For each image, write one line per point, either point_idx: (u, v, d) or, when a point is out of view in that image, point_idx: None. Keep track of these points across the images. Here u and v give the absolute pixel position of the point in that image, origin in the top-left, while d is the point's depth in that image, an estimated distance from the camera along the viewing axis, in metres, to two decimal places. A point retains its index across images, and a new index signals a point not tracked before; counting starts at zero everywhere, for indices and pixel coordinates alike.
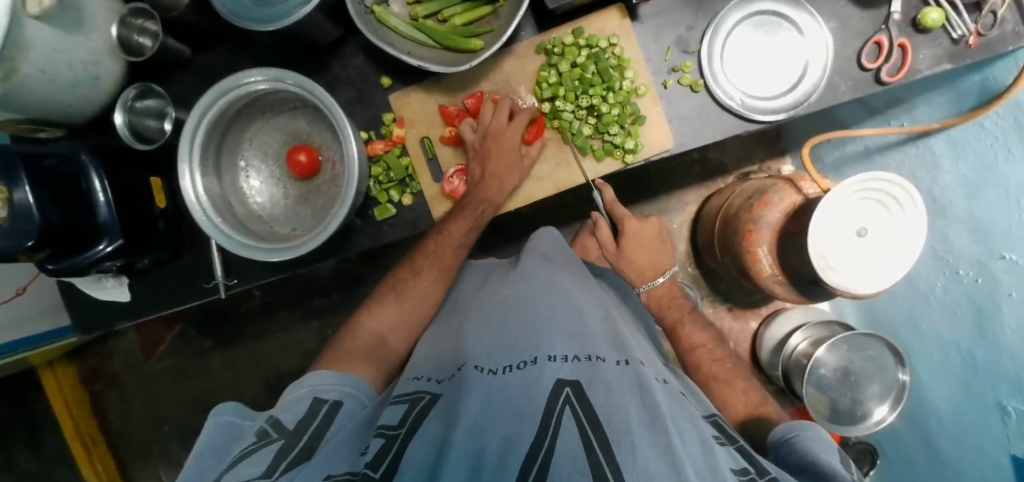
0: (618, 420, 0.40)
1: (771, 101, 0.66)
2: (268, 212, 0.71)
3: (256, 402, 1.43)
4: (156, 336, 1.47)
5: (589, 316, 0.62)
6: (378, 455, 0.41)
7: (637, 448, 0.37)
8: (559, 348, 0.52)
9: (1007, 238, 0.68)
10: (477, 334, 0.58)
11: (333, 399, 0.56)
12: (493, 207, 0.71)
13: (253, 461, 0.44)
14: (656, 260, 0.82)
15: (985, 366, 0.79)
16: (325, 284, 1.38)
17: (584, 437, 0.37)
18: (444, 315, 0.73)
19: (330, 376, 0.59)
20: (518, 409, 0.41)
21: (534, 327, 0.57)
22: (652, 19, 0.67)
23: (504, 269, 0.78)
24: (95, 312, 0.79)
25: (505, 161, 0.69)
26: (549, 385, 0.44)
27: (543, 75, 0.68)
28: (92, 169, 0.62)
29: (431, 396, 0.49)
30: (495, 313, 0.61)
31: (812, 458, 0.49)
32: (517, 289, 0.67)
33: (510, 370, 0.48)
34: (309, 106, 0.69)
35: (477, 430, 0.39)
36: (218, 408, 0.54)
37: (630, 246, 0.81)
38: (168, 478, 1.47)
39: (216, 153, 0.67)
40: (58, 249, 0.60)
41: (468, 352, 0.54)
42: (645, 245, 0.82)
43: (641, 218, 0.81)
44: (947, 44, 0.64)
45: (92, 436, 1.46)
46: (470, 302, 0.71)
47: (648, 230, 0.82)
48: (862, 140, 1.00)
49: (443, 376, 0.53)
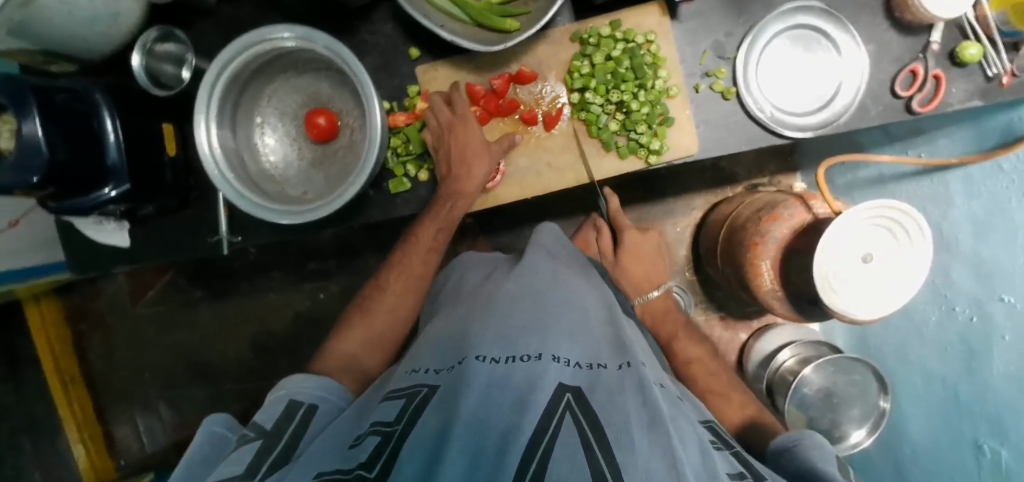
0: (620, 422, 0.39)
1: (801, 118, 0.65)
2: (279, 172, 0.70)
3: (241, 358, 1.42)
4: (145, 282, 1.45)
5: (595, 320, 0.62)
6: (374, 451, 0.41)
7: (636, 449, 0.37)
8: (564, 351, 0.51)
9: (1011, 281, 0.69)
10: (482, 326, 0.57)
11: (307, 402, 0.56)
12: (469, 198, 0.69)
13: (231, 463, 0.44)
14: (651, 273, 0.88)
15: (969, 402, 0.80)
16: (323, 249, 1.37)
17: (583, 439, 0.37)
18: (450, 301, 0.72)
19: (306, 379, 0.59)
20: (519, 402, 0.41)
21: (543, 324, 0.56)
22: (691, 20, 0.65)
23: (505, 265, 0.77)
24: (92, 253, 0.78)
25: (468, 142, 0.67)
26: (551, 387, 0.43)
27: (575, 64, 0.66)
28: (103, 107, 0.60)
29: (428, 390, 0.48)
30: (499, 306, 0.61)
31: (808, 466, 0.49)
32: (522, 283, 0.66)
33: (513, 361, 0.48)
34: (333, 68, 0.67)
35: (479, 419, 0.39)
36: (210, 418, 0.54)
37: (628, 256, 0.87)
38: (144, 425, 1.47)
39: (234, 105, 0.65)
40: (64, 188, 0.58)
41: (472, 345, 0.53)
42: (642, 259, 0.88)
43: (640, 233, 0.89)
44: (981, 80, 0.64)
45: (71, 376, 1.44)
46: (473, 293, 0.70)
47: (645, 246, 0.89)
48: (876, 166, 1.00)
49: (443, 367, 0.53)
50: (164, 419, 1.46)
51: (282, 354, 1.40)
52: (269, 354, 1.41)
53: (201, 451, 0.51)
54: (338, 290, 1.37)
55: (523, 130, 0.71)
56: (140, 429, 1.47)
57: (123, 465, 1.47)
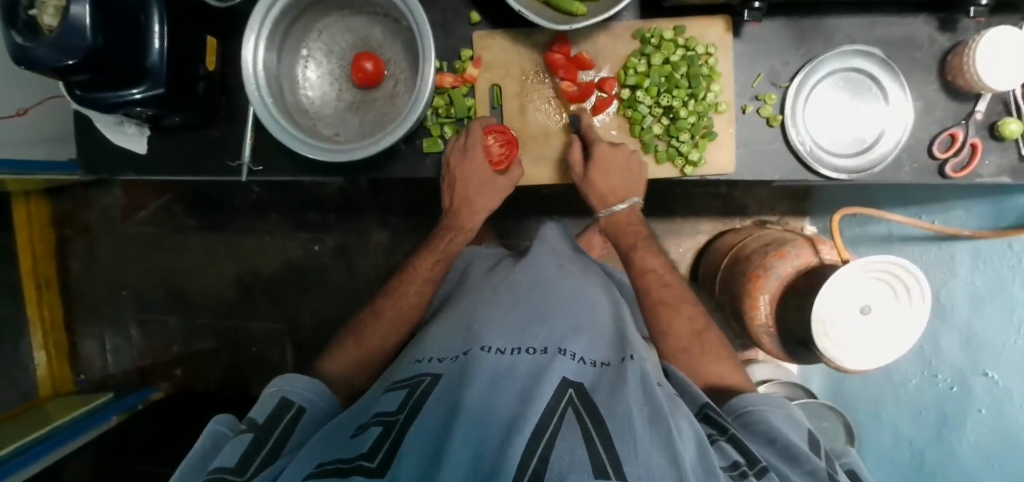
0: (620, 416, 0.40)
1: (838, 159, 0.66)
2: (315, 108, 0.69)
3: (222, 294, 1.41)
4: (140, 200, 1.42)
5: (599, 315, 0.62)
6: (376, 440, 0.40)
7: (639, 443, 0.37)
8: (572, 344, 0.52)
9: (997, 356, 0.71)
10: (487, 316, 0.58)
11: (299, 404, 0.55)
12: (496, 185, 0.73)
13: (225, 455, 0.45)
14: (622, 188, 0.70)
15: (935, 464, 0.84)
16: (325, 200, 1.35)
17: (585, 433, 0.37)
18: (458, 292, 0.73)
19: (300, 379, 0.59)
20: (524, 394, 0.41)
21: (546, 316, 0.57)
22: (752, 42, 0.66)
23: (509, 259, 0.77)
24: (104, 155, 0.76)
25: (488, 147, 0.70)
26: (556, 381, 0.44)
27: (632, 62, 0.66)
28: (153, 6, 0.58)
29: (431, 379, 0.48)
30: (505, 297, 0.62)
31: (784, 438, 0.49)
32: (531, 276, 0.67)
33: (518, 352, 0.49)
34: (391, 16, 0.66)
35: (480, 414, 0.39)
36: (216, 418, 0.54)
37: (593, 170, 0.68)
38: (112, 344, 1.44)
39: (285, 32, 0.64)
40: (98, 76, 0.57)
41: (478, 334, 0.53)
42: (611, 171, 0.68)
43: (614, 143, 0.67)
44: (1015, 158, 0.65)
45: (47, 280, 1.41)
46: (478, 284, 0.71)
47: (617, 157, 0.67)
48: (887, 223, 0.99)
49: (446, 356, 0.53)
50: (133, 340, 1.43)
51: (264, 299, 1.39)
52: (252, 295, 1.39)
53: (201, 447, 0.50)
54: (333, 244, 1.36)
55: (569, 113, 0.71)
56: (107, 347, 1.44)
57: (82, 380, 1.44)
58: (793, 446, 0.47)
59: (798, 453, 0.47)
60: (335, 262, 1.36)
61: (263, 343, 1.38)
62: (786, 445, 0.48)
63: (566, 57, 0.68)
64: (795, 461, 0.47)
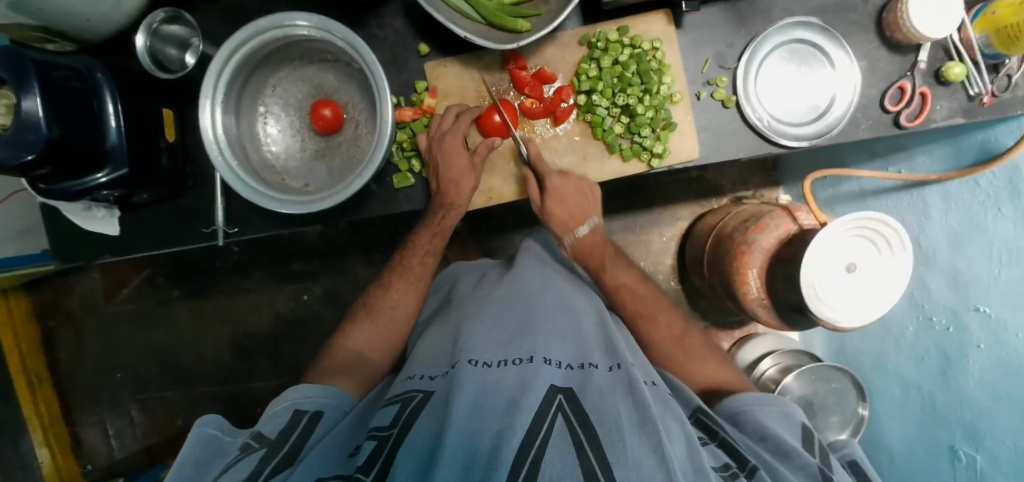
0: (608, 421, 0.40)
1: (796, 128, 0.68)
2: (281, 162, 0.69)
3: (218, 358, 1.39)
4: (121, 278, 1.40)
5: (582, 319, 0.62)
6: (371, 455, 0.42)
7: (627, 446, 0.38)
8: (554, 352, 0.52)
9: (984, 292, 0.71)
10: (471, 330, 0.57)
11: (312, 410, 0.56)
12: (461, 209, 0.71)
13: (235, 472, 0.44)
14: (580, 214, 0.74)
15: (944, 409, 0.82)
16: (308, 249, 1.35)
17: (575, 440, 0.38)
18: (442, 313, 0.73)
19: (311, 389, 0.59)
20: (510, 406, 0.41)
21: (530, 327, 0.57)
22: (695, 30, 0.68)
23: (496, 271, 0.79)
24: (75, 241, 0.75)
25: (454, 163, 0.68)
26: (544, 389, 0.44)
27: (583, 67, 0.68)
28: (105, 89, 0.59)
29: (423, 396, 0.49)
30: (487, 312, 0.61)
31: (781, 438, 0.51)
32: (515, 289, 0.67)
33: (506, 364, 0.49)
34: (343, 62, 0.68)
35: (470, 430, 0.39)
36: (201, 420, 0.51)
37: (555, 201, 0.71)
38: (114, 428, 1.40)
39: (240, 93, 0.65)
40: (57, 168, 0.57)
41: (462, 348, 0.53)
42: (570, 200, 0.72)
43: (570, 174, 0.70)
44: (964, 99, 0.67)
45: (38, 376, 1.37)
46: (463, 301, 0.71)
47: (577, 188, 0.71)
48: (858, 181, 1.01)
49: (436, 373, 0.53)
50: (135, 420, 1.40)
51: (261, 356, 1.37)
52: (248, 354, 1.38)
53: (196, 455, 0.49)
54: (322, 290, 1.35)
55: (529, 127, 0.72)
56: (109, 433, 1.40)
57: (89, 470, 1.39)
58: (789, 445, 0.50)
59: (785, 444, 0.50)
60: (327, 309, 1.35)
61: (266, 401, 1.35)
62: (786, 446, 0.50)
63: (524, 72, 0.70)
64: (791, 460, 0.49)
